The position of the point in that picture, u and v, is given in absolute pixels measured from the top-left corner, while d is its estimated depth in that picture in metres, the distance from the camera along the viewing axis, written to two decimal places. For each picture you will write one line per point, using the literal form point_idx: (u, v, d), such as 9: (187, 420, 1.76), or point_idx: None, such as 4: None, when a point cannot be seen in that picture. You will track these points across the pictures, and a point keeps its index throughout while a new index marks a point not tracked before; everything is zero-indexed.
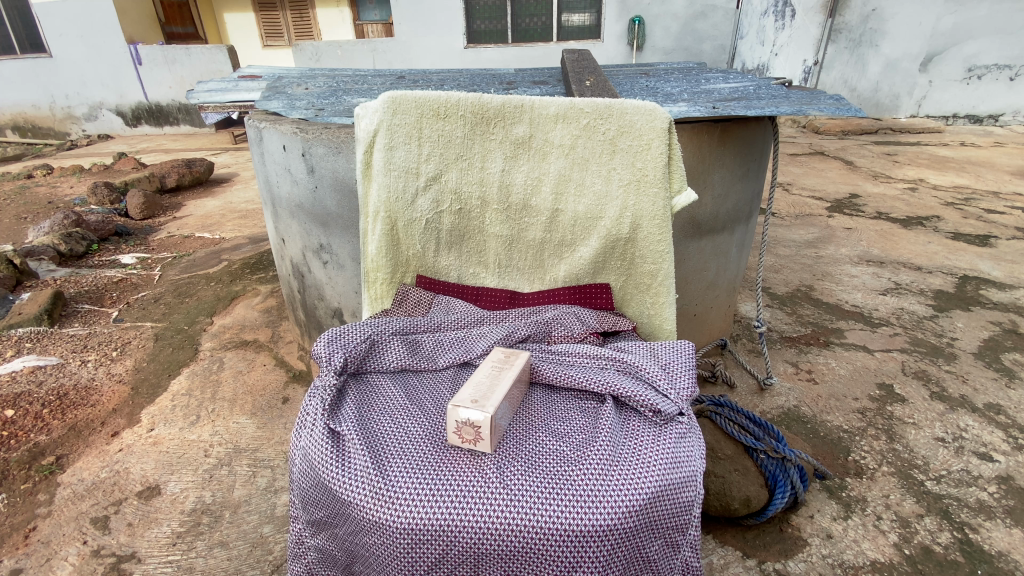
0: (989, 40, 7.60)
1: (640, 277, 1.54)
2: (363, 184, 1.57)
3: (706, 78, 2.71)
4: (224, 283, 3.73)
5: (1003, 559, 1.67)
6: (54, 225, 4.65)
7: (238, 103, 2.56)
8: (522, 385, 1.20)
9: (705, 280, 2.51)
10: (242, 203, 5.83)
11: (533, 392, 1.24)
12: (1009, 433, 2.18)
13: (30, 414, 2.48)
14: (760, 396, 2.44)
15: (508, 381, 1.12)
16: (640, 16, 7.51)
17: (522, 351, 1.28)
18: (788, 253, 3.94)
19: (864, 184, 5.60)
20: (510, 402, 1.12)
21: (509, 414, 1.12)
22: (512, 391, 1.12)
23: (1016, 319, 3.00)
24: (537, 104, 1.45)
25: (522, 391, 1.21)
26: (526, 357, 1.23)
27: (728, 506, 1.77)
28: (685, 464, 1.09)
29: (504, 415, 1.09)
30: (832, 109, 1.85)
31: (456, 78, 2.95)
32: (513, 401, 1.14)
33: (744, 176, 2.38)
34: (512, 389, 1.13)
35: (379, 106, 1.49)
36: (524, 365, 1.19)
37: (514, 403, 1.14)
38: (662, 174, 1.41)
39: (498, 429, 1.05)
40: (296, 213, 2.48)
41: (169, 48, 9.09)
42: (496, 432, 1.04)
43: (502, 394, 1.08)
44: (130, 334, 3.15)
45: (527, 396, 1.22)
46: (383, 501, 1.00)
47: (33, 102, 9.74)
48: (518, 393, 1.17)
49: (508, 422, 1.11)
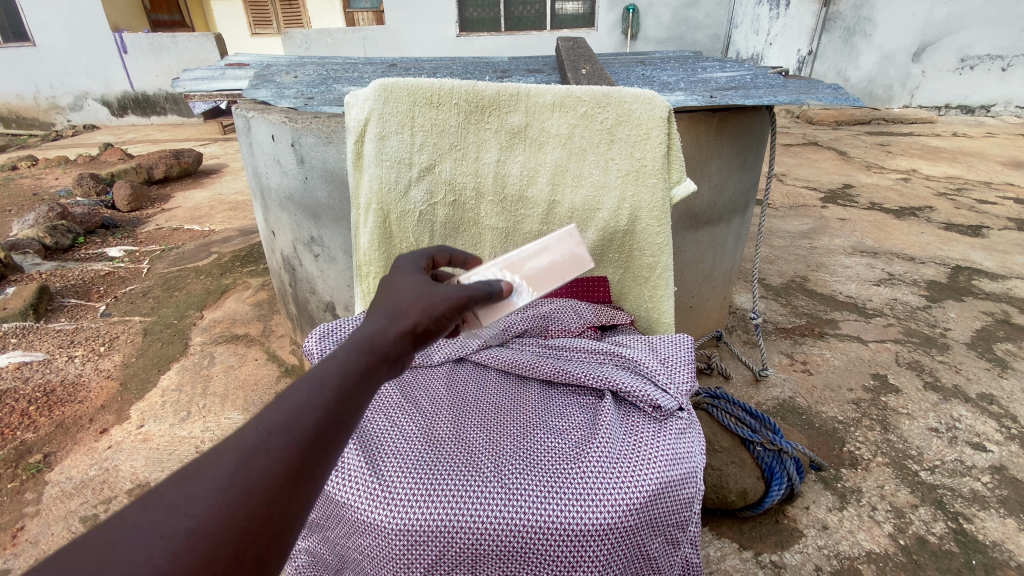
0: (981, 31, 7.64)
1: (638, 269, 1.52)
2: (353, 174, 1.53)
3: (701, 67, 2.67)
4: (213, 276, 3.67)
5: (996, 550, 1.68)
6: (38, 218, 4.57)
7: (225, 92, 2.49)
8: (559, 257, 1.10)
9: (702, 271, 2.49)
10: (231, 195, 5.75)
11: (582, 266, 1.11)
12: (1002, 423, 2.18)
13: (15, 412, 2.44)
14: (755, 388, 2.43)
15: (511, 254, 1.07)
16: (634, 4, 7.43)
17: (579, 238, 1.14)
18: (782, 244, 3.93)
19: (858, 174, 5.60)
20: (526, 275, 1.06)
21: (529, 287, 1.04)
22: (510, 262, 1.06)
23: (1007, 310, 3.01)
24: (533, 93, 1.42)
25: (563, 265, 1.10)
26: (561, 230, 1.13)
27: (724, 498, 1.77)
28: (685, 460, 1.08)
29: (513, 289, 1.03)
30: (830, 98, 1.82)
31: (448, 67, 2.90)
32: (534, 274, 1.06)
33: (742, 166, 2.36)
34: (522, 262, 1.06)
35: (369, 95, 1.45)
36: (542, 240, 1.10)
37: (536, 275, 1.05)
38: (662, 164, 1.38)
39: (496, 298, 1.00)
40: (286, 205, 2.43)
41: (155, 36, 8.92)
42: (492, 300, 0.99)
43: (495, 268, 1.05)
44: (118, 329, 3.10)
45: (576, 270, 1.11)
46: (377, 501, 0.97)
47: (16, 92, 9.54)
48: (547, 266, 1.08)
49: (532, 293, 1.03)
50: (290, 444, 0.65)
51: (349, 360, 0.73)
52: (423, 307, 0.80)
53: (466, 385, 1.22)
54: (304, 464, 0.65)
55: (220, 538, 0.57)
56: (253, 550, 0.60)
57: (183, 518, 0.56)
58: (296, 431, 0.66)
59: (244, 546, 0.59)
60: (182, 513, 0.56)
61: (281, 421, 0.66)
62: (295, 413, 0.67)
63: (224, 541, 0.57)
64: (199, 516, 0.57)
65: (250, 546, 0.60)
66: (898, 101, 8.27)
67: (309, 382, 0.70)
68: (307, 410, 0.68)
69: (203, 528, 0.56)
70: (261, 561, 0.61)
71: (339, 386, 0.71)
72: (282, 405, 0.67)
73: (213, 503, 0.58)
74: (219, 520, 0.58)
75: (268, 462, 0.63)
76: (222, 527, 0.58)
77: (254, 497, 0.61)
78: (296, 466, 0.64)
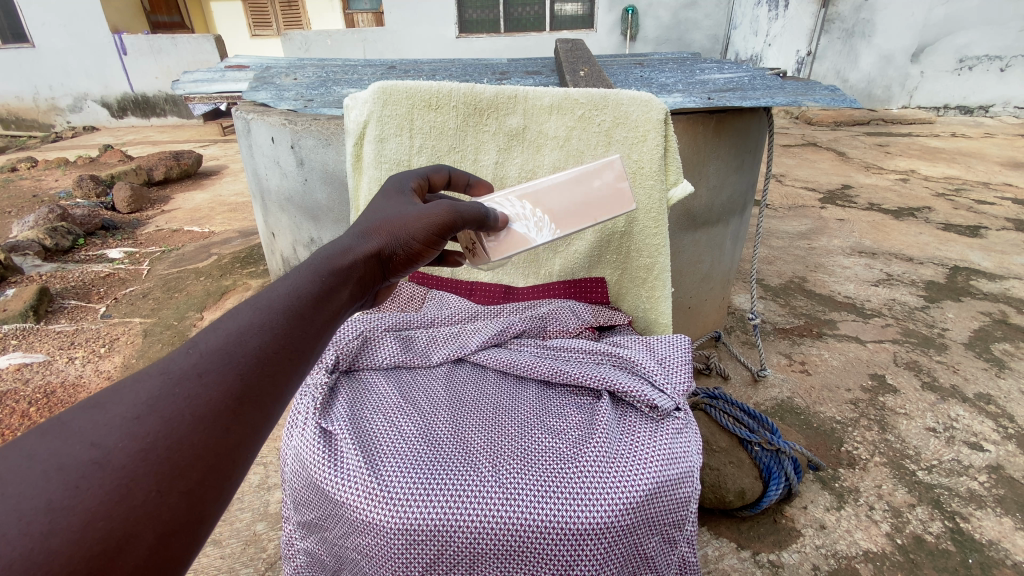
0: (979, 32, 7.66)
1: (636, 270, 1.53)
2: (353, 177, 1.55)
3: (700, 69, 2.68)
4: (214, 277, 3.68)
5: (992, 548, 1.69)
6: (39, 219, 4.58)
7: (225, 94, 2.50)
8: (594, 193, 1.11)
9: (700, 272, 2.50)
10: (231, 196, 5.76)
11: (618, 209, 1.11)
12: (999, 423, 2.19)
13: (16, 413, 2.45)
14: (753, 388, 2.44)
15: (536, 182, 1.11)
16: (633, 5, 7.45)
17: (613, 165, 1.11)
18: (781, 245, 3.94)
19: (857, 175, 5.61)
20: (550, 209, 1.10)
21: (550, 225, 1.10)
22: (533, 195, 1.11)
23: (1005, 310, 3.03)
24: (530, 95, 1.43)
25: (596, 203, 1.11)
26: (601, 162, 1.11)
27: (722, 498, 1.78)
28: (681, 460, 1.09)
29: (532, 224, 1.10)
30: (827, 100, 1.83)
31: (447, 68, 2.91)
32: (559, 209, 1.10)
33: (739, 168, 2.37)
34: (547, 192, 1.10)
35: (369, 97, 1.48)
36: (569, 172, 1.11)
37: (557, 211, 1.10)
38: (658, 165, 1.39)
39: (508, 233, 1.09)
40: (286, 206, 2.44)
41: (154, 38, 8.93)
42: (502, 232, 1.09)
43: (515, 196, 1.11)
44: (118, 331, 3.10)
45: (610, 211, 1.12)
46: (376, 501, 0.97)
47: (16, 94, 9.55)
48: (577, 201, 1.11)
49: (552, 231, 1.10)
50: (222, 372, 0.65)
51: (302, 281, 0.78)
52: (389, 225, 0.92)
53: (465, 386, 1.22)
54: (245, 393, 0.65)
55: (137, 469, 0.55)
56: (183, 484, 0.58)
57: (89, 449, 0.54)
58: (235, 361, 0.66)
59: (169, 480, 0.57)
60: (89, 444, 0.54)
61: (212, 348, 0.66)
62: (228, 340, 0.68)
63: (143, 473, 0.55)
64: (109, 447, 0.55)
65: (178, 480, 0.57)
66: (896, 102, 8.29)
67: (248, 311, 0.72)
68: (244, 336, 0.69)
69: (116, 459, 0.54)
70: (193, 496, 0.58)
71: (281, 310, 0.74)
72: (214, 333, 0.67)
73: (126, 433, 0.56)
74: (135, 451, 0.56)
75: (195, 390, 0.62)
76: (141, 458, 0.56)
77: (179, 427, 0.59)
78: (230, 393, 0.64)
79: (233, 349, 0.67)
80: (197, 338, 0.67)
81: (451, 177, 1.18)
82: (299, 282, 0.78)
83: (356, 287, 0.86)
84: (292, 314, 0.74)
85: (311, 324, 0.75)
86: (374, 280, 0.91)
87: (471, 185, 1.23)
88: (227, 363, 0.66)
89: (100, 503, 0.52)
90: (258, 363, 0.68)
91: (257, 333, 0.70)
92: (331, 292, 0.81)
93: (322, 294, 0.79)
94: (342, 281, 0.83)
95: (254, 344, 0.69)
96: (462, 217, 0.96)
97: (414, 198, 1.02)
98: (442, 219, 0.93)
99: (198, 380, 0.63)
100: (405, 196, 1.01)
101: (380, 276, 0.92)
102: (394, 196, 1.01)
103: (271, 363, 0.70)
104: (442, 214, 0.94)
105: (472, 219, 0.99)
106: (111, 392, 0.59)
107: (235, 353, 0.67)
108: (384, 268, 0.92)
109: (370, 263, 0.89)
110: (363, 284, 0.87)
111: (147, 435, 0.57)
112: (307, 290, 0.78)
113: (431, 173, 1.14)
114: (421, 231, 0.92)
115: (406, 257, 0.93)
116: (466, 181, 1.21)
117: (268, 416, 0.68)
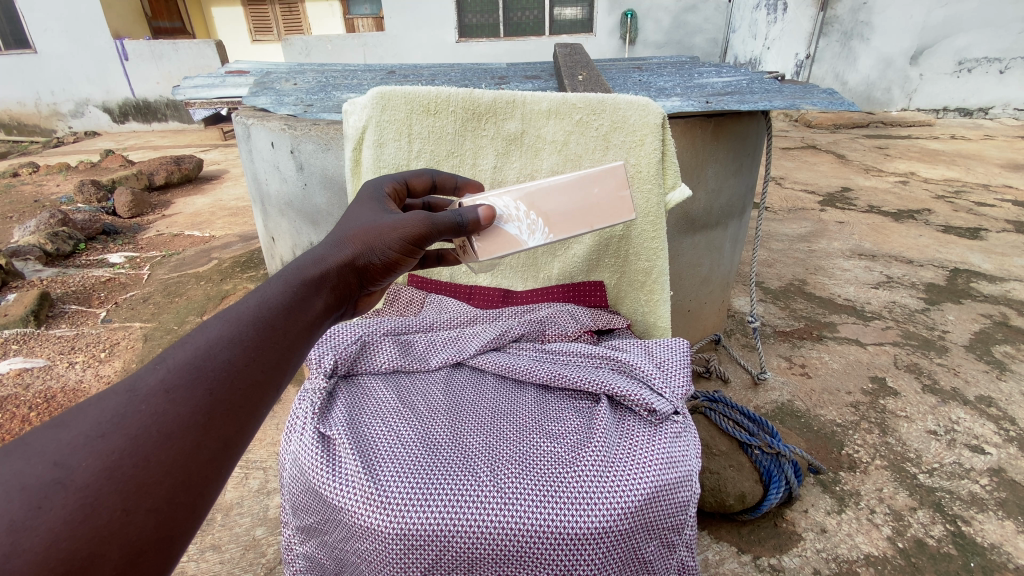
0: (979, 34, 7.66)
1: (634, 274, 1.54)
2: (352, 181, 1.56)
3: (698, 72, 2.69)
4: (214, 282, 3.69)
5: (995, 552, 1.69)
6: (40, 224, 4.59)
7: (225, 99, 2.51)
8: (592, 199, 1.10)
9: (700, 275, 2.50)
10: (231, 201, 5.77)
11: (617, 218, 1.11)
12: (1001, 425, 2.19)
13: (16, 418, 2.45)
14: (753, 391, 2.44)
15: (534, 184, 1.08)
16: (633, 9, 7.47)
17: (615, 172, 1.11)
18: (781, 247, 3.95)
19: (856, 177, 5.62)
20: (546, 213, 1.09)
21: (544, 228, 1.09)
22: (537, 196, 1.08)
23: (1006, 312, 3.02)
24: (529, 100, 1.43)
25: (595, 209, 1.11)
26: (602, 169, 1.10)
27: (723, 501, 1.78)
28: (680, 463, 1.08)
29: (526, 226, 1.09)
30: (825, 103, 1.83)
31: (447, 73, 2.92)
32: (556, 212, 1.09)
33: (738, 171, 2.37)
34: (543, 194, 1.08)
35: (368, 103, 1.48)
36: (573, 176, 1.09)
37: (553, 214, 1.09)
38: (656, 169, 1.39)
39: (500, 234, 1.07)
40: (286, 211, 2.45)
41: (156, 44, 8.98)
42: (492, 235, 1.07)
43: (511, 196, 1.08)
44: (119, 335, 3.11)
45: (609, 219, 1.11)
46: (373, 506, 0.97)
47: (18, 100, 9.59)
48: (574, 207, 1.10)
49: (545, 235, 1.09)
50: (191, 387, 0.66)
51: (275, 291, 0.81)
52: (364, 234, 0.91)
53: (463, 390, 1.22)
54: (214, 407, 0.67)
55: (99, 488, 0.57)
56: (149, 501, 0.60)
57: (51, 469, 0.56)
58: (201, 375, 0.68)
59: (135, 498, 0.59)
60: (51, 463, 0.56)
61: (179, 363, 0.68)
62: (197, 353, 0.69)
63: (106, 492, 0.57)
64: (72, 467, 0.57)
65: (143, 498, 0.59)
66: (896, 104, 8.30)
67: (218, 324, 0.74)
68: (213, 349, 0.71)
69: (80, 479, 0.56)
70: (161, 514, 0.60)
71: (252, 322, 0.76)
72: (183, 348, 0.69)
73: (91, 451, 0.58)
74: (99, 470, 0.58)
75: (162, 406, 0.64)
76: (104, 477, 0.57)
77: (145, 443, 0.61)
78: (197, 407, 0.66)
79: (201, 363, 0.69)
80: (167, 352, 0.69)
81: (436, 181, 1.17)
82: (270, 293, 0.80)
83: (331, 295, 0.87)
84: (262, 326, 0.76)
85: (282, 335, 0.78)
86: (351, 290, 0.91)
87: (459, 187, 1.21)
88: (194, 378, 0.67)
89: (63, 524, 0.54)
90: (227, 376, 0.70)
91: (226, 345, 0.72)
92: (305, 302, 0.82)
93: (294, 304, 0.81)
94: (316, 290, 0.85)
95: (223, 357, 0.71)
96: (438, 227, 0.93)
97: (389, 205, 1.01)
98: (416, 228, 0.91)
99: (165, 395, 0.65)
100: (379, 203, 1.01)
101: (357, 286, 0.92)
102: (373, 203, 1.00)
103: (242, 377, 0.72)
104: (416, 224, 0.91)
105: (454, 227, 0.97)
106: (76, 410, 0.61)
107: (203, 366, 0.69)
108: (360, 278, 0.92)
109: (345, 273, 0.89)
110: (339, 293, 0.89)
111: (112, 453, 0.59)
112: (278, 301, 0.80)
113: (410, 177, 1.14)
114: (396, 241, 0.91)
115: (383, 266, 0.93)
116: (454, 183, 1.19)
117: (239, 429, 0.70)
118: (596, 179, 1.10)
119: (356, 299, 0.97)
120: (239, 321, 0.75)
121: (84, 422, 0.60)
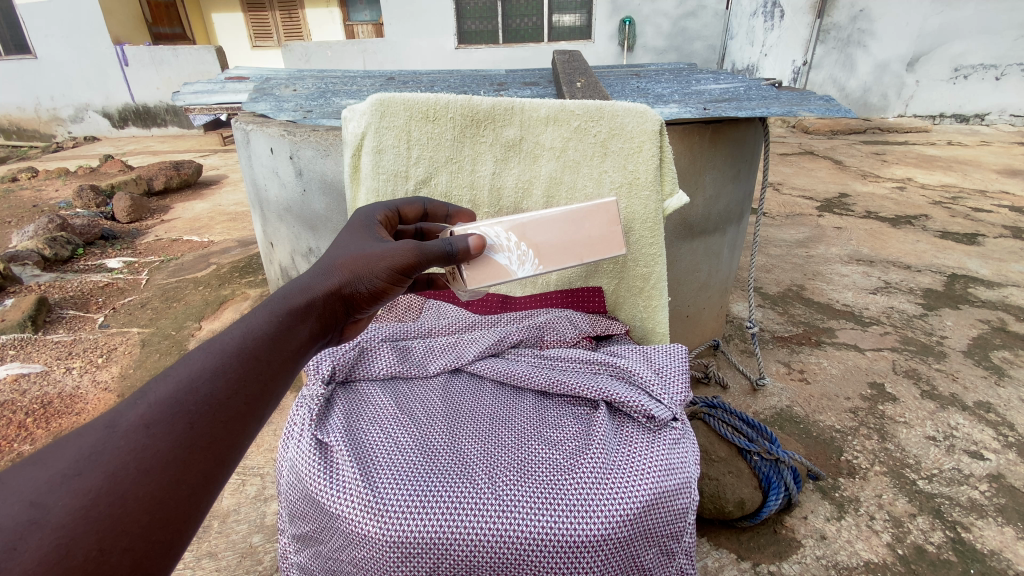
0: (975, 40, 7.70)
1: (633, 279, 1.54)
2: (352, 187, 1.56)
3: (696, 79, 2.70)
4: (212, 287, 3.68)
5: (995, 558, 1.68)
6: (37, 229, 4.58)
7: (224, 105, 2.52)
8: (584, 231, 1.11)
9: (698, 281, 2.50)
10: (232, 206, 5.78)
11: (606, 252, 1.12)
12: (999, 432, 2.19)
13: (12, 424, 2.44)
14: (752, 397, 2.44)
15: (525, 215, 1.08)
16: (631, 16, 7.55)
17: (609, 208, 1.11)
18: (780, 253, 3.95)
19: (854, 183, 5.63)
20: (537, 243, 1.09)
21: (534, 259, 1.09)
22: (532, 228, 1.08)
23: (1003, 318, 3.02)
24: (527, 106, 1.44)
25: (585, 242, 1.11)
26: (595, 204, 1.10)
27: (722, 509, 1.77)
28: (678, 471, 1.08)
29: (516, 256, 1.08)
30: (822, 109, 1.84)
31: (446, 80, 2.93)
32: (547, 244, 1.09)
33: (735, 177, 2.38)
34: (534, 226, 1.08)
35: (368, 109, 1.49)
36: (570, 210, 1.10)
37: (545, 246, 1.09)
38: (655, 176, 1.40)
39: (491, 264, 1.07)
40: (285, 216, 2.45)
41: (156, 49, 9.00)
42: (482, 263, 1.07)
43: (502, 226, 1.08)
44: (116, 341, 3.09)
45: (599, 252, 1.12)
46: (371, 513, 0.97)
47: (19, 105, 9.62)
48: (565, 239, 1.10)
49: (535, 266, 1.09)
50: (171, 421, 0.66)
51: (260, 320, 0.81)
52: (352, 262, 0.90)
53: (461, 395, 1.22)
54: (192, 443, 0.67)
55: (75, 528, 0.57)
56: (125, 540, 0.60)
57: (27, 509, 0.56)
58: (180, 410, 0.68)
59: (110, 537, 0.59)
60: (28, 503, 0.56)
61: (160, 398, 0.67)
62: (178, 387, 0.69)
63: (83, 532, 0.57)
64: (49, 506, 0.56)
65: (119, 537, 0.59)
66: (893, 111, 8.35)
67: (201, 355, 0.73)
68: (194, 382, 0.70)
69: (55, 519, 0.56)
70: (136, 552, 0.60)
71: (235, 353, 0.76)
72: (165, 381, 0.69)
73: (67, 490, 0.58)
74: (75, 509, 0.57)
75: (141, 442, 0.63)
76: (80, 517, 0.57)
77: (124, 481, 0.61)
78: (173, 445, 0.65)
79: (182, 398, 0.69)
80: (147, 387, 0.69)
81: (427, 209, 1.18)
82: (254, 322, 0.80)
83: (317, 324, 0.87)
84: (245, 356, 0.76)
85: (266, 365, 0.78)
86: (338, 318, 0.91)
87: (452, 215, 1.22)
88: (176, 413, 0.67)
89: (38, 566, 0.54)
90: (209, 409, 0.70)
91: (209, 377, 0.72)
92: (289, 330, 0.82)
93: (279, 332, 0.81)
94: (301, 319, 0.85)
95: (204, 391, 0.71)
96: (427, 256, 0.92)
97: (380, 233, 1.01)
98: (404, 258, 0.90)
99: (147, 431, 0.64)
100: (369, 231, 1.00)
101: (343, 314, 0.92)
102: (362, 234, 0.98)
103: (223, 409, 0.71)
104: (406, 253, 0.90)
105: (443, 255, 0.96)
106: (54, 446, 0.60)
107: (184, 401, 0.69)
108: (347, 306, 0.91)
109: (331, 301, 0.89)
110: (325, 321, 0.88)
111: (88, 491, 0.58)
112: (263, 330, 0.80)
113: (401, 205, 1.15)
114: (384, 270, 0.91)
115: (370, 295, 0.92)
116: (445, 212, 1.20)
117: (220, 462, 0.70)
118: (590, 214, 1.11)
119: (343, 326, 0.96)
120: (219, 352, 0.75)
121: (52, 461, 0.59)
